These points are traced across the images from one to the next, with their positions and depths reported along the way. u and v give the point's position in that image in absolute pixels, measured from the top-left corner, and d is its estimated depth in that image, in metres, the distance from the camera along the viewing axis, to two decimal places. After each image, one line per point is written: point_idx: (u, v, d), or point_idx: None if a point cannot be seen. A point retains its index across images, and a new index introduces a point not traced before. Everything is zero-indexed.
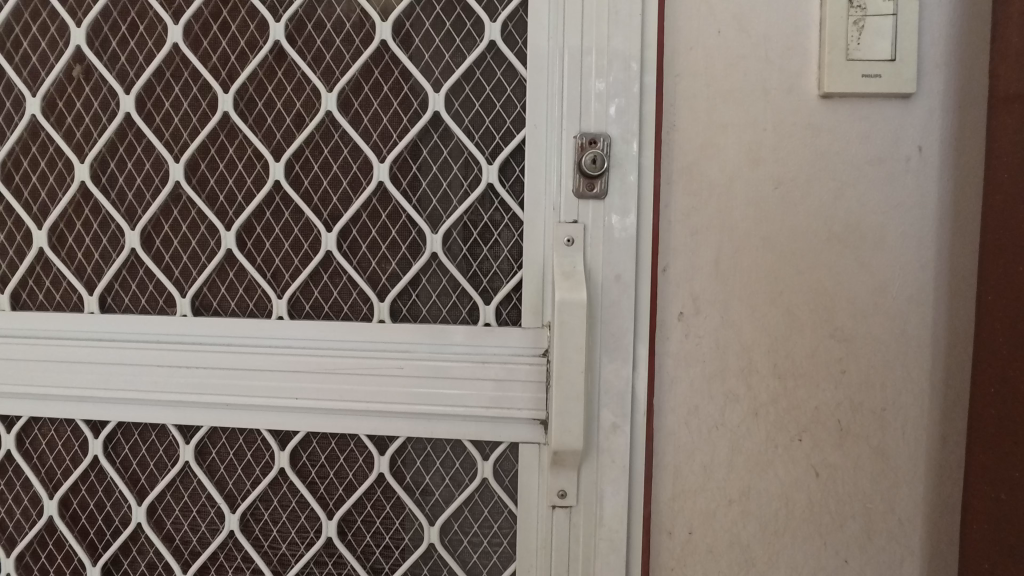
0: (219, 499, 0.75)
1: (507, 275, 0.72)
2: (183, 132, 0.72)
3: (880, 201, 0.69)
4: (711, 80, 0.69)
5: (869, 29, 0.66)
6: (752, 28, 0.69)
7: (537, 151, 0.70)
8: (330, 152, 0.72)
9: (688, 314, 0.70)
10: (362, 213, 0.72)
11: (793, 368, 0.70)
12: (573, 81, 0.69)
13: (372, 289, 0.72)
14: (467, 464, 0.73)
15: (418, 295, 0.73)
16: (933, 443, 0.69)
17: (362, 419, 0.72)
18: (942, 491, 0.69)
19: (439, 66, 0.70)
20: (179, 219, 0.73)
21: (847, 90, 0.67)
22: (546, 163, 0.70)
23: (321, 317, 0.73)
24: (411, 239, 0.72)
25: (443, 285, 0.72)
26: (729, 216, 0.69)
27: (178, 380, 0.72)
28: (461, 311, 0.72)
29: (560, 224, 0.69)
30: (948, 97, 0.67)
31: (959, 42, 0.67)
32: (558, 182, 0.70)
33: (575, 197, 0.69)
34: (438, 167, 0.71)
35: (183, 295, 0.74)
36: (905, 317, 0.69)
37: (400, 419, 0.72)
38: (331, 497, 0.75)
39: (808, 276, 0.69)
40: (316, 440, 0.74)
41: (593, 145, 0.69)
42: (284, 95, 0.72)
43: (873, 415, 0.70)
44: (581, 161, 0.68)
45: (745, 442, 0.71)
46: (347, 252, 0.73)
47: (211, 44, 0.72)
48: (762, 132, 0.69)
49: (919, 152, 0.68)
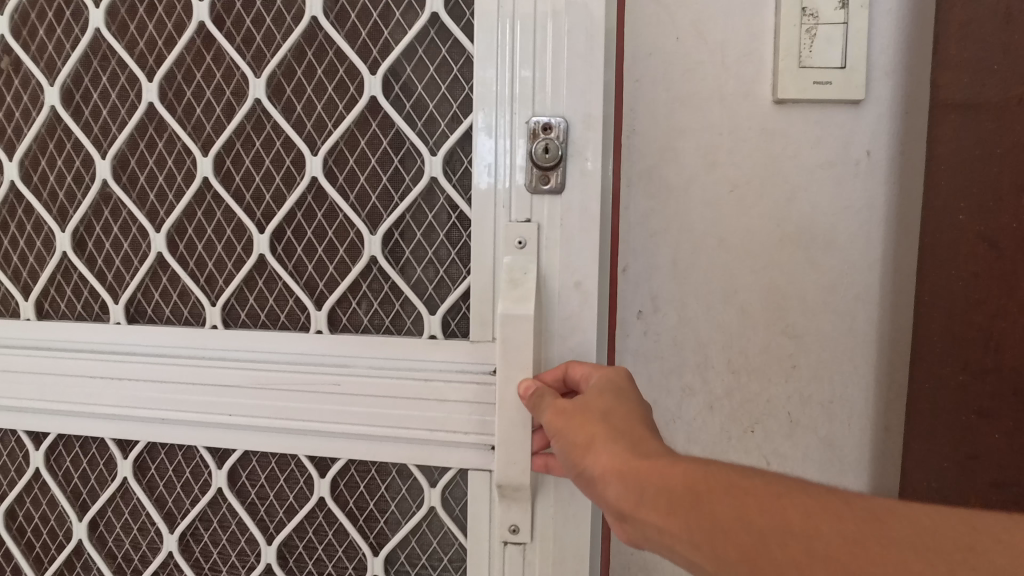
0: (157, 518, 0.78)
1: (455, 281, 0.70)
2: (111, 126, 0.74)
3: (831, 204, 0.72)
4: (670, 87, 0.72)
5: (821, 37, 0.68)
6: (710, 34, 0.71)
7: (485, 137, 0.66)
8: (262, 144, 0.71)
9: (647, 312, 0.74)
10: (297, 211, 0.72)
11: (746, 363, 0.74)
12: (527, 60, 0.65)
13: (308, 296, 0.73)
14: (414, 490, 0.74)
15: (359, 303, 0.73)
16: (877, 433, 0.73)
17: (304, 439, 0.74)
18: (884, 478, 0.73)
19: (377, 45, 0.68)
20: (110, 220, 0.75)
21: (801, 97, 0.69)
22: (497, 154, 0.67)
23: (258, 326, 0.75)
24: (349, 241, 0.71)
25: (386, 292, 0.72)
26: (687, 218, 0.72)
27: (111, 393, 0.76)
28: (405, 320, 0.72)
29: (512, 223, 0.67)
30: (896, 103, 0.70)
31: (908, 49, 0.69)
32: (510, 172, 0.67)
33: (529, 191, 0.66)
34: (376, 161, 0.70)
35: (116, 301, 0.76)
36: (853, 316, 0.72)
37: (342, 441, 0.73)
38: (271, 520, 0.76)
39: (761, 275, 0.73)
40: (255, 460, 0.76)
41: (546, 132, 0.65)
42: (213, 80, 0.71)
43: (820, 408, 0.73)
44: (533, 151, 0.65)
45: (700, 433, 0.74)
46: (282, 256, 0.73)
47: (137, 29, 0.72)
48: (718, 136, 0.72)
49: (868, 157, 0.71)
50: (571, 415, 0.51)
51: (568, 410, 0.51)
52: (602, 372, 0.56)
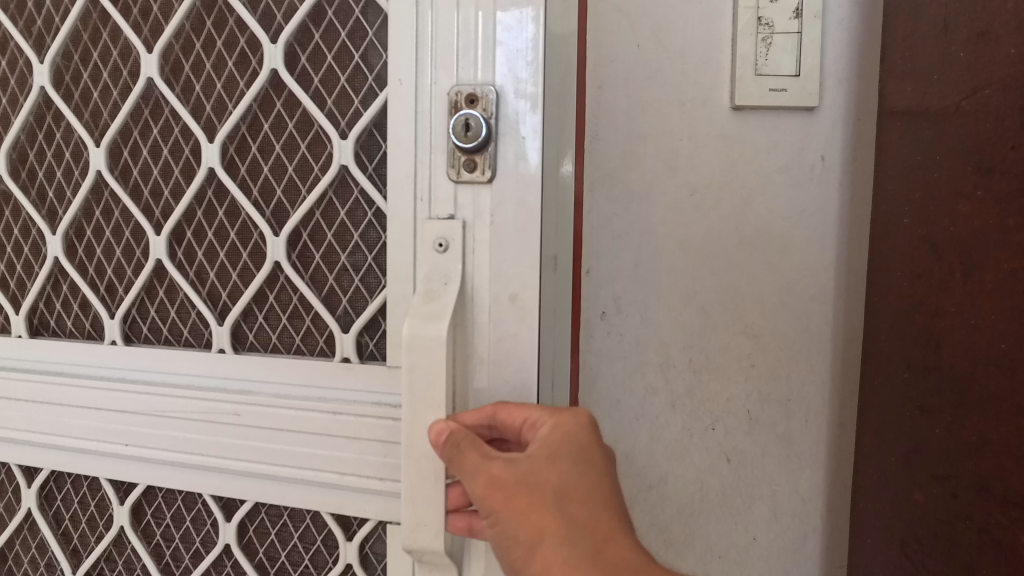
0: (61, 556, 0.75)
1: (371, 293, 0.62)
2: (8, 112, 0.71)
3: (787, 207, 0.74)
4: (631, 93, 0.73)
5: (776, 46, 0.70)
6: (669, 42, 0.73)
7: (401, 114, 0.57)
8: (160, 132, 0.66)
9: (610, 313, 0.75)
10: (197, 208, 0.66)
11: (707, 363, 0.75)
12: (450, 18, 0.55)
13: (210, 311, 0.66)
14: (329, 542, 0.67)
15: (266, 318, 0.66)
16: (833, 430, 0.75)
17: (208, 475, 0.68)
18: (839, 473, 0.76)
19: (281, 9, 0.61)
20: (10, 220, 0.73)
21: (758, 104, 0.72)
22: (416, 137, 0.57)
23: (161, 342, 0.69)
24: (253, 243, 0.64)
25: (295, 305, 0.65)
26: (648, 221, 0.74)
27: (9, 414, 0.74)
28: (316, 340, 0.64)
29: (432, 220, 0.56)
30: (848, 110, 0.72)
31: (859, 57, 0.71)
32: (430, 156, 0.57)
33: (452, 180, 0.56)
34: (281, 148, 0.63)
35: (18, 312, 0.74)
36: (809, 316, 0.75)
37: (250, 480, 0.67)
38: (178, 564, 0.72)
39: (721, 277, 0.75)
40: (161, 496, 0.72)
41: (472, 104, 0.54)
42: (109, 60, 0.67)
43: (779, 406, 0.76)
44: (454, 128, 0.55)
45: (662, 432, 0.76)
46: (181, 262, 0.67)
47: (35, 6, 0.69)
48: (678, 141, 0.73)
49: (823, 162, 0.73)
50: (512, 495, 0.46)
51: (508, 484, 0.46)
52: (548, 424, 0.49)
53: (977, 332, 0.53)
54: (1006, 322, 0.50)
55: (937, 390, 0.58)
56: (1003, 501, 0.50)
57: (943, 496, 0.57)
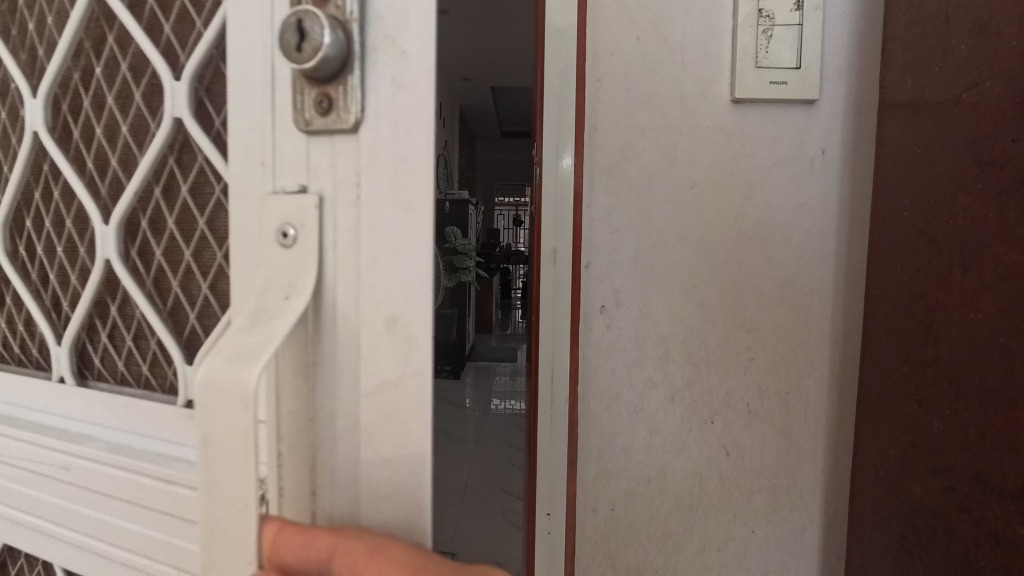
0: None
1: (223, 307, 0.43)
2: None
3: (787, 201, 0.74)
4: (630, 86, 0.73)
5: (776, 39, 0.70)
6: (670, 35, 0.73)
7: (243, 39, 0.35)
8: (8, 110, 0.53)
9: (609, 307, 0.75)
10: (38, 197, 0.52)
11: (706, 356, 0.75)
12: None
13: (51, 329, 0.52)
14: None
15: (112, 342, 0.50)
16: (832, 424, 0.76)
17: (49, 539, 0.49)
18: (838, 466, 0.76)
19: None
20: None
21: (758, 97, 0.71)
22: (259, 65, 0.34)
23: (22, 363, 0.54)
24: (89, 239, 0.49)
25: (139, 325, 0.48)
26: (647, 215, 0.74)
27: None
28: (166, 374, 0.46)
29: (277, 194, 0.33)
30: (848, 102, 0.72)
31: (859, 50, 0.71)
32: (274, 93, 0.34)
33: (303, 130, 0.33)
34: (127, 127, 0.47)
35: None
36: (807, 310, 0.75)
37: (86, 554, 0.47)
38: None
39: (719, 271, 0.75)
40: (24, 555, 0.55)
41: (319, 5, 0.31)
42: None
43: (778, 399, 0.76)
44: (285, 39, 0.31)
45: (662, 425, 0.76)
46: (31, 263, 0.53)
47: None
48: (678, 135, 0.73)
49: (822, 155, 0.73)
50: None
51: None
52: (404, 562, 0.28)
53: (976, 326, 0.53)
54: (1005, 316, 0.50)
55: (936, 383, 0.58)
56: (1000, 494, 0.50)
57: (941, 489, 0.58)
